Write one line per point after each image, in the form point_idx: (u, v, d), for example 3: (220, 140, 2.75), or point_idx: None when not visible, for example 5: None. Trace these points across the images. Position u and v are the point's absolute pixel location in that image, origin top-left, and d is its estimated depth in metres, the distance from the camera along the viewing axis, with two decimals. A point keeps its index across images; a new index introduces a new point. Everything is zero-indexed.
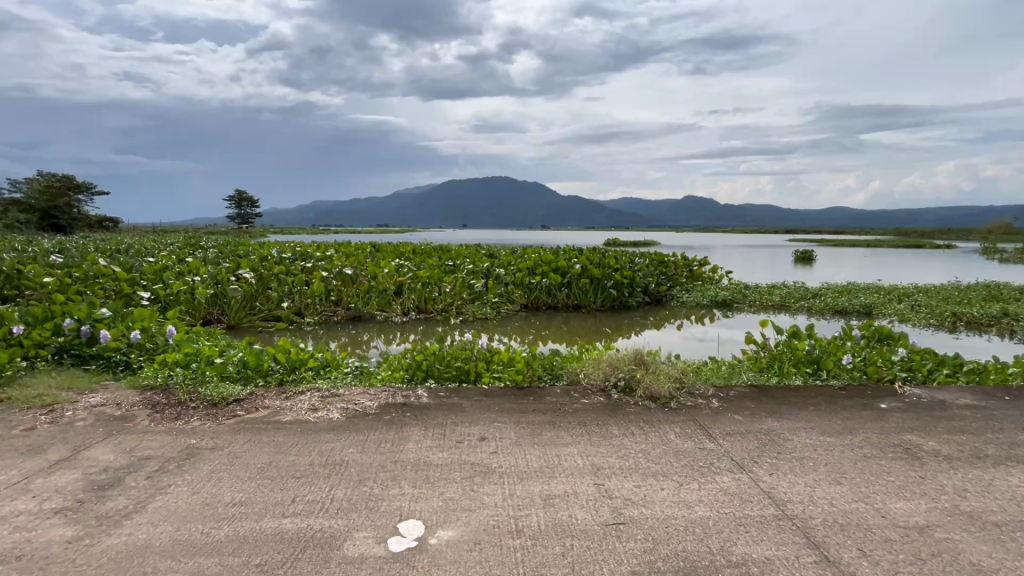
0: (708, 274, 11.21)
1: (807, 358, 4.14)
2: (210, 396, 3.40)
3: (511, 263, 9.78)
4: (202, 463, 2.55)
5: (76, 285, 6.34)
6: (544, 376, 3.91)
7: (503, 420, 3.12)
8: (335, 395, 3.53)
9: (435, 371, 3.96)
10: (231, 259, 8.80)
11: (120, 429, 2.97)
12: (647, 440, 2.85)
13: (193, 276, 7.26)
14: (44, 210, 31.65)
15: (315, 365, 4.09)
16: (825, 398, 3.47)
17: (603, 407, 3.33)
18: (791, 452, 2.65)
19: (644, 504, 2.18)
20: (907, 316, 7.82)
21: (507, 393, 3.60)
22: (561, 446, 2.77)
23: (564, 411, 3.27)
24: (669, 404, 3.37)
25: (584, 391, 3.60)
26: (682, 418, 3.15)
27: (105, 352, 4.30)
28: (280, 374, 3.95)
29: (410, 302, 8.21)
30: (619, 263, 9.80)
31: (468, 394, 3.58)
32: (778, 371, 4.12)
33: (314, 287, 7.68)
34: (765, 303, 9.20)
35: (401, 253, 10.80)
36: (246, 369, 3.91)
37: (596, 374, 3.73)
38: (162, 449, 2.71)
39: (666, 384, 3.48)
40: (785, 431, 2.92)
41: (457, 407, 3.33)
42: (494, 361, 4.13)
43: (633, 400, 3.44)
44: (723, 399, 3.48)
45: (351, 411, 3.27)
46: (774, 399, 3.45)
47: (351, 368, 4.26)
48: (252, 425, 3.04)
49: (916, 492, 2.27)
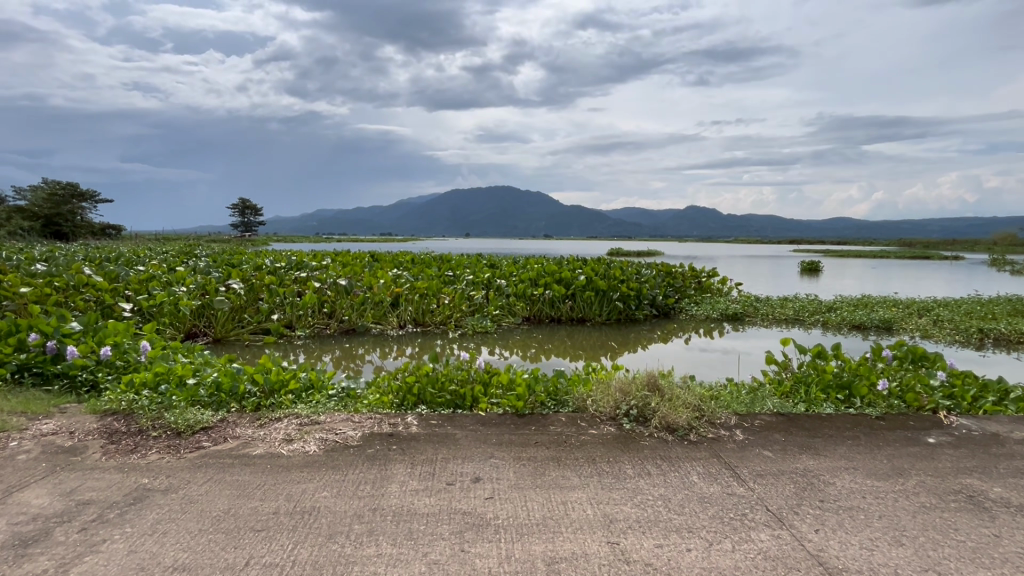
0: (716, 285, 10.83)
1: (836, 383, 3.75)
2: (175, 424, 3.05)
3: (513, 273, 9.40)
4: (149, 510, 2.20)
5: (54, 296, 6.00)
6: (548, 403, 3.51)
7: (501, 456, 2.74)
8: (314, 423, 3.17)
9: (427, 395, 3.58)
10: (223, 268, 8.51)
11: (65, 465, 2.62)
12: (666, 482, 2.48)
13: (180, 286, 6.92)
14: (49, 218, 31.85)
15: (296, 388, 3.72)
16: (864, 430, 3.09)
17: (613, 440, 2.95)
18: (835, 501, 2.28)
19: (669, 572, 1.81)
20: (929, 332, 7.42)
21: (506, 421, 3.23)
22: (566, 490, 2.40)
23: (570, 445, 2.89)
24: (688, 437, 3.00)
25: (591, 420, 3.23)
26: (704, 454, 2.78)
27: (69, 372, 3.97)
28: (257, 398, 3.58)
29: (407, 315, 7.90)
30: (625, 274, 9.39)
31: (462, 423, 3.21)
32: (804, 397, 3.74)
33: (305, 298, 7.34)
34: (778, 317, 8.81)
35: (399, 262, 10.48)
36: (218, 392, 3.56)
37: (605, 401, 3.34)
38: (108, 491, 2.36)
39: (684, 413, 3.12)
40: (824, 472, 2.55)
41: (450, 439, 2.97)
42: (491, 384, 3.75)
43: (647, 431, 3.07)
44: (748, 431, 3.10)
45: (329, 443, 2.91)
46: (806, 431, 3.08)
47: (336, 391, 3.85)
48: (216, 460, 2.68)
49: (996, 558, 1.89)
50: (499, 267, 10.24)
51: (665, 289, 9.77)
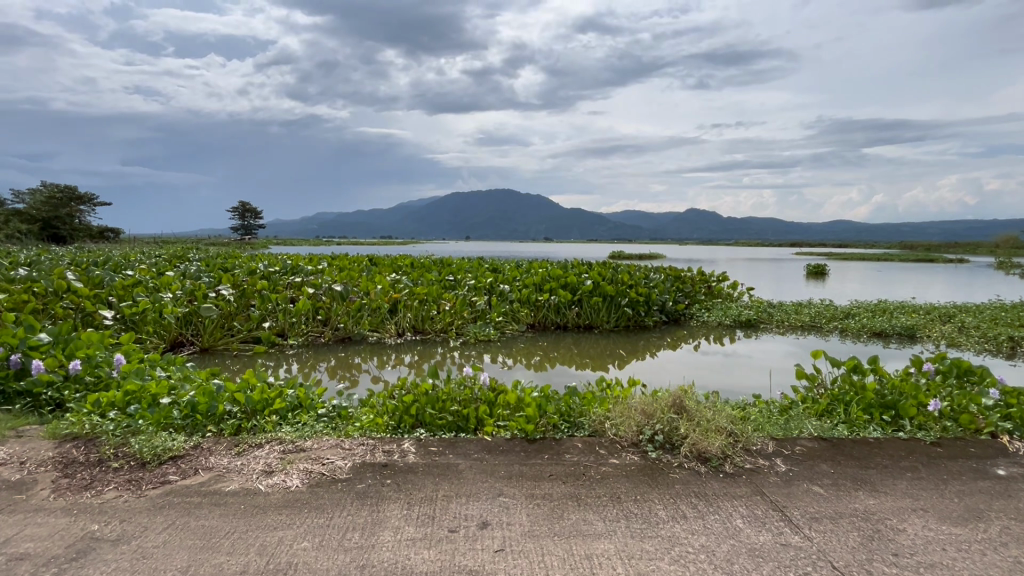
0: (727, 290, 10.45)
1: (879, 402, 3.38)
2: (141, 453, 2.69)
3: (516, 279, 9.02)
4: (92, 569, 1.83)
5: (30, 303, 5.64)
6: (561, 426, 3.13)
7: (512, 494, 2.38)
8: (299, 451, 2.81)
9: (426, 417, 3.20)
10: (214, 272, 8.14)
11: (5, 507, 2.26)
12: (707, 528, 2.11)
13: (166, 292, 6.56)
14: (46, 221, 31.62)
15: (281, 408, 3.35)
16: (921, 461, 2.74)
17: (639, 473, 2.59)
18: (911, 555, 1.92)
19: None
20: (956, 340, 7.07)
21: (514, 449, 2.86)
22: (590, 539, 2.03)
23: (590, 478, 2.53)
24: (723, 468, 2.63)
25: (611, 447, 2.87)
26: (746, 490, 2.42)
27: (32, 389, 3.61)
28: (236, 420, 3.21)
29: (406, 322, 7.53)
30: (633, 280, 9.01)
31: (466, 450, 2.85)
32: (845, 417, 3.37)
33: (298, 305, 6.97)
34: (794, 324, 8.45)
35: (397, 267, 10.10)
36: (194, 413, 3.19)
37: (625, 425, 2.98)
38: (48, 542, 2.00)
39: (717, 440, 2.76)
40: (890, 517, 2.18)
41: (453, 470, 2.62)
42: (497, 403, 3.38)
43: (676, 461, 2.70)
44: (790, 460, 2.73)
45: (314, 477, 2.54)
46: (857, 461, 2.71)
47: (327, 410, 3.49)
48: (181, 498, 2.32)
49: None
50: (502, 271, 9.88)
51: (675, 294, 9.40)
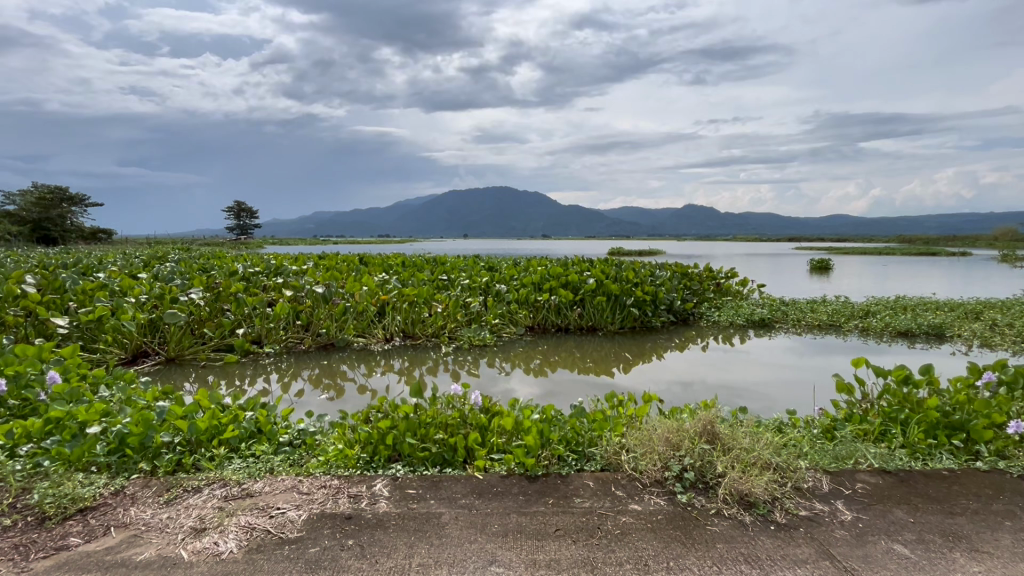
0: (737, 288, 9.93)
1: (945, 423, 2.84)
2: (40, 506, 2.14)
3: (513, 278, 8.49)
4: None
5: None
6: (568, 458, 2.58)
7: (509, 561, 1.84)
8: (245, 497, 2.27)
9: (404, 447, 2.66)
10: (188, 274, 7.55)
11: None
12: None
13: (130, 296, 5.99)
14: (37, 223, 31.08)
15: (233, 437, 2.81)
16: (1016, 504, 2.20)
17: (669, 525, 2.05)
18: None
19: None
20: (990, 339, 6.55)
21: (512, 490, 2.33)
22: None
23: (608, 534, 1.99)
24: (772, 516, 2.09)
25: (631, 488, 2.32)
26: (809, 552, 1.88)
27: None
28: (176, 455, 2.67)
29: (395, 325, 6.99)
30: (639, 278, 8.46)
31: (452, 492, 2.31)
32: (904, 442, 2.83)
33: (276, 310, 6.40)
34: (811, 323, 7.92)
35: (387, 266, 9.55)
36: (124, 447, 2.64)
37: (647, 459, 2.44)
38: None
39: (763, 480, 2.21)
40: None
41: (435, 524, 2.08)
42: (491, 428, 2.83)
43: (714, 507, 2.16)
44: (854, 503, 2.19)
45: (257, 535, 2.00)
46: (937, 505, 2.18)
47: (290, 437, 2.94)
48: None
49: None
50: (499, 270, 9.37)
51: (682, 292, 8.88)
